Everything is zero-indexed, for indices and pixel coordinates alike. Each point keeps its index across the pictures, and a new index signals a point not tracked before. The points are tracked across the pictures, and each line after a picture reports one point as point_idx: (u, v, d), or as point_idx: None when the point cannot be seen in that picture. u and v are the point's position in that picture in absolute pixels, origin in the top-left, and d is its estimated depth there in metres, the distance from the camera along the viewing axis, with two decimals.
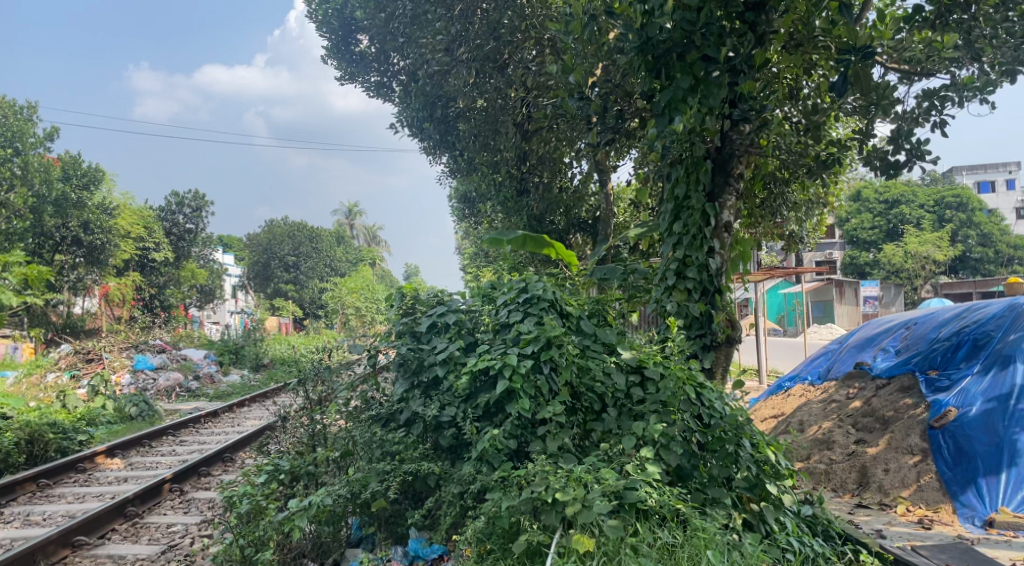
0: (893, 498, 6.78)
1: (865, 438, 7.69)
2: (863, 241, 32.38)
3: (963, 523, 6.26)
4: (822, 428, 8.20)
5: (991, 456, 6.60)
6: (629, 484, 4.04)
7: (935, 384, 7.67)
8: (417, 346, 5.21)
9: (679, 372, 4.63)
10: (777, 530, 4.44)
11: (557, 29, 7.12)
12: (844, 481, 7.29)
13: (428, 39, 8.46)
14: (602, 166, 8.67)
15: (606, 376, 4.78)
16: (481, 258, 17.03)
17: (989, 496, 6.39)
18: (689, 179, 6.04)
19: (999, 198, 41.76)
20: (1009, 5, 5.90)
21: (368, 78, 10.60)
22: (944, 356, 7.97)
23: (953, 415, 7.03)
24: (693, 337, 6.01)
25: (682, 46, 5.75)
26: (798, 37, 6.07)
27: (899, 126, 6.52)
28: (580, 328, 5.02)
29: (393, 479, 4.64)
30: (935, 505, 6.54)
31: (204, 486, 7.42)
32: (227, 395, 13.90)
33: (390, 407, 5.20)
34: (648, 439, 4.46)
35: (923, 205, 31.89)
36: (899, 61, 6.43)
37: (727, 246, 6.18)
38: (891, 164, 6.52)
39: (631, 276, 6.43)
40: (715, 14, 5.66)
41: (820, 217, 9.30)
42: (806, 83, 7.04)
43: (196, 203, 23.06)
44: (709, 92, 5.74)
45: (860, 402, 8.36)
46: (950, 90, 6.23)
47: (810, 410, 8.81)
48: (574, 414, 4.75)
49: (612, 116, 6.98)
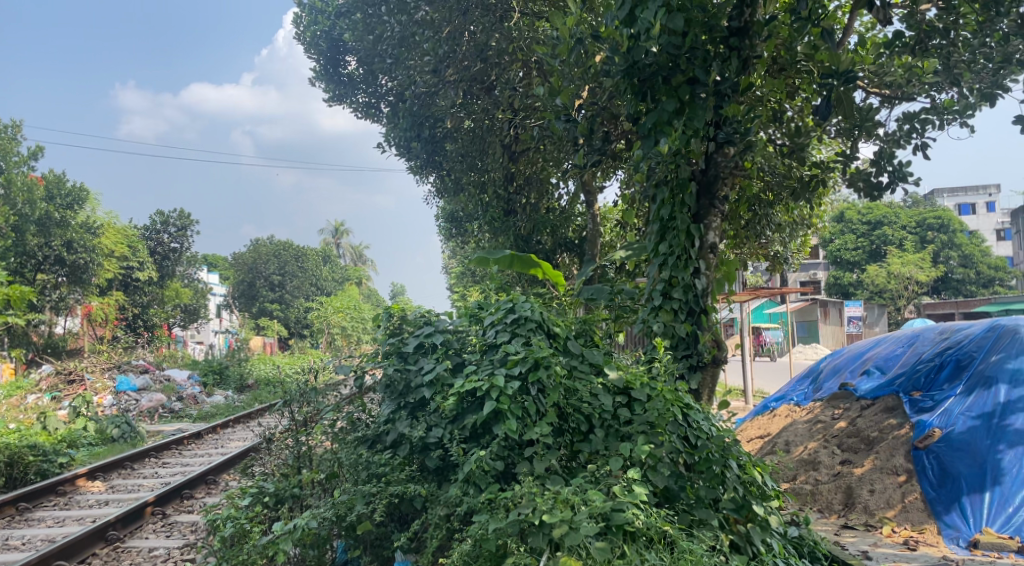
0: (879, 519, 6.79)
1: (851, 459, 7.71)
2: (846, 261, 32.75)
3: (948, 544, 6.25)
4: (807, 450, 8.22)
5: (974, 476, 6.65)
6: (616, 506, 4.01)
7: (919, 404, 7.74)
8: (404, 366, 5.17)
9: (667, 393, 4.67)
10: (764, 552, 4.46)
11: (544, 52, 7.19)
12: (830, 502, 7.28)
13: (416, 60, 8.51)
14: (589, 188, 8.76)
15: (593, 396, 4.79)
16: (468, 278, 17.07)
17: (973, 516, 6.40)
18: (674, 201, 6.11)
19: (980, 220, 42.58)
20: (987, 31, 5.97)
21: (357, 98, 10.57)
22: (928, 377, 8.06)
23: (938, 435, 7.13)
24: (679, 357, 6.03)
25: (667, 70, 5.86)
26: (781, 62, 6.34)
27: (881, 148, 6.62)
28: (568, 349, 5.05)
29: (379, 501, 4.59)
30: (920, 526, 6.57)
31: (187, 509, 7.32)
32: (211, 415, 13.75)
33: (376, 429, 5.15)
34: (636, 460, 4.47)
35: (905, 227, 32.49)
36: (880, 86, 6.54)
37: (713, 268, 6.23)
38: (874, 186, 6.62)
39: (619, 296, 6.49)
40: (700, 39, 5.80)
41: (804, 237, 9.48)
42: (789, 106, 7.17)
43: (182, 222, 23.01)
44: (694, 115, 5.83)
45: (845, 422, 8.41)
46: (931, 114, 6.37)
47: (795, 431, 8.83)
48: (561, 435, 4.78)
49: (598, 137, 7.04)
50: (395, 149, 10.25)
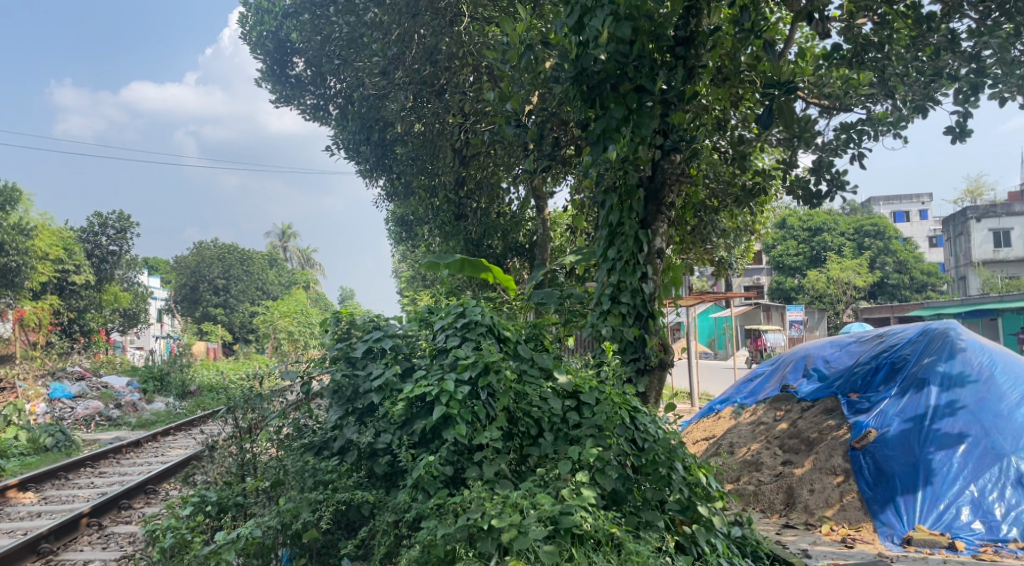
0: (818, 518, 6.97)
1: (792, 459, 7.91)
2: (788, 267, 33.68)
3: (882, 541, 6.45)
4: (750, 451, 8.41)
5: (907, 476, 6.90)
6: (565, 509, 4.03)
7: (856, 405, 8.01)
8: (352, 372, 5.11)
9: (616, 396, 4.73)
10: (708, 552, 4.55)
11: (494, 57, 7.20)
12: (772, 502, 7.44)
13: (364, 62, 8.43)
14: (539, 193, 8.82)
15: (543, 400, 4.82)
16: (418, 283, 16.99)
17: (907, 514, 6.63)
18: (622, 207, 6.21)
19: (912, 227, 44.36)
20: (918, 45, 6.27)
21: (304, 101, 10.43)
22: (864, 379, 8.34)
23: (873, 435, 7.39)
24: (628, 361, 6.10)
25: (615, 78, 5.95)
26: (725, 72, 6.30)
27: (820, 157, 6.84)
28: (518, 353, 5.07)
29: (325, 508, 4.52)
30: (857, 524, 6.77)
31: (125, 519, 7.11)
32: (151, 423, 13.36)
33: (323, 435, 5.08)
34: (584, 463, 4.50)
35: (844, 233, 33.56)
36: (819, 97, 6.74)
37: (659, 272, 6.34)
38: (813, 193, 6.82)
39: (569, 301, 6.55)
40: (647, 48, 5.89)
41: (747, 244, 9.73)
42: (733, 116, 7.36)
43: (121, 224, 22.35)
44: (641, 122, 5.89)
45: (786, 424, 8.63)
46: (867, 124, 6.60)
47: (739, 432, 9.02)
48: (510, 439, 4.79)
49: (547, 142, 7.09)
50: (344, 151, 10.14)
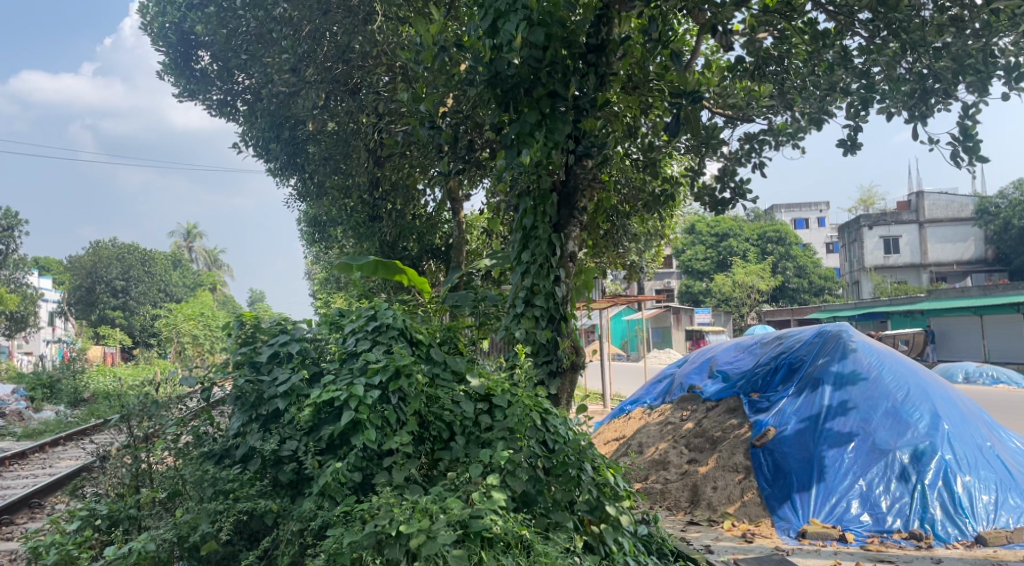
0: (721, 514, 7.21)
1: (697, 458, 8.17)
2: (697, 271, 34.90)
3: (780, 534, 6.73)
4: (658, 450, 8.64)
5: (803, 472, 7.24)
6: (475, 513, 4.02)
7: (757, 405, 8.36)
8: (256, 377, 4.95)
9: (527, 399, 4.77)
10: (615, 551, 4.63)
11: (407, 57, 7.14)
12: (677, 499, 7.66)
13: (273, 58, 8.21)
14: (454, 196, 8.81)
15: (455, 404, 4.81)
16: (330, 285, 16.68)
17: (802, 508, 6.94)
18: (536, 211, 6.28)
19: (811, 234, 46.66)
20: (815, 60, 6.53)
21: (210, 95, 10.05)
22: (764, 380, 8.73)
23: (772, 434, 7.73)
24: (540, 363, 6.15)
25: (529, 82, 6.02)
26: (635, 80, 6.64)
27: (725, 165, 7.10)
28: (430, 356, 5.05)
29: (225, 519, 4.36)
30: (757, 519, 7.04)
31: (6, 537, 6.66)
32: (39, 433, 12.60)
33: (224, 443, 4.91)
34: (495, 466, 4.51)
35: (748, 239, 34.98)
36: (724, 107, 7.19)
37: (571, 276, 6.42)
38: (718, 201, 7.07)
39: (482, 304, 6.56)
40: (560, 54, 5.94)
41: (657, 248, 10.02)
42: (644, 123, 7.53)
43: (8, 222, 21.01)
44: (554, 128, 6.01)
45: (692, 423, 8.89)
46: (767, 135, 6.91)
47: (647, 432, 9.25)
48: (421, 443, 4.75)
49: (462, 145, 7.08)
50: (252, 149, 9.83)
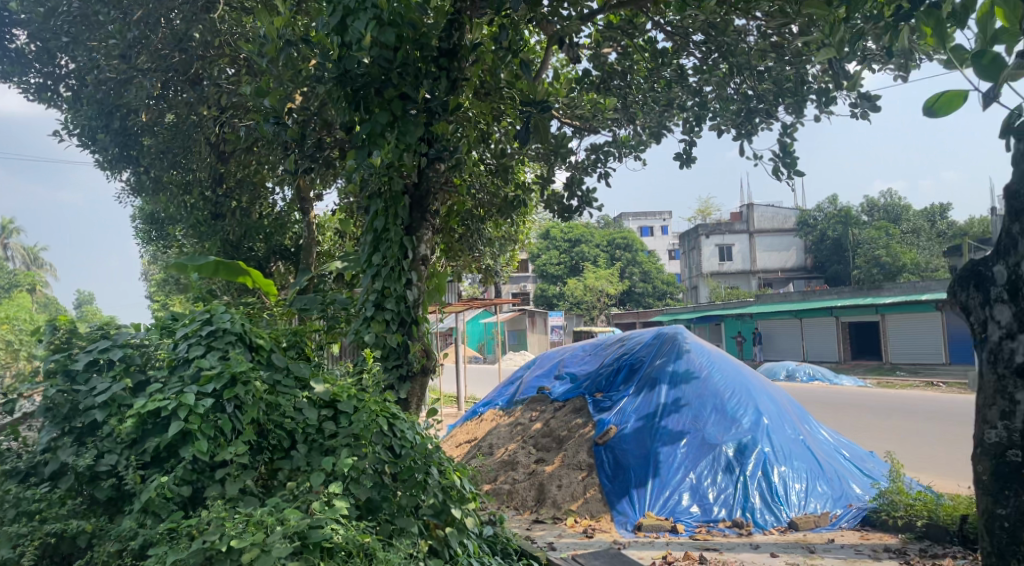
0: (564, 512, 7.41)
1: (544, 457, 8.37)
2: (551, 276, 36.10)
3: (617, 528, 7.01)
4: (507, 451, 8.77)
5: (640, 467, 7.62)
6: (313, 523, 3.88)
7: (601, 404, 8.73)
8: (72, 387, 4.55)
9: (373, 405, 4.68)
10: (459, 554, 4.64)
11: (250, 50, 6.83)
12: (524, 499, 7.78)
13: (100, 42, 7.61)
14: (302, 195, 8.53)
15: (297, 412, 4.63)
16: (169, 287, 15.72)
17: (639, 502, 7.28)
18: (387, 213, 6.19)
19: (656, 242, 49.25)
20: (654, 77, 6.88)
21: (27, 78, 9.17)
22: (608, 379, 9.17)
23: (614, 432, 8.10)
24: (389, 368, 6.05)
25: (379, 82, 5.89)
26: (487, 87, 6.81)
27: (573, 174, 7.32)
28: (271, 362, 4.84)
29: (30, 543, 3.97)
30: (597, 515, 7.30)
31: None
32: None
33: (31, 459, 4.45)
34: (338, 473, 4.38)
35: (599, 245, 36.36)
36: (572, 118, 7.36)
37: (423, 279, 6.37)
38: (566, 208, 7.28)
39: (329, 307, 6.39)
40: (411, 56, 5.89)
41: (511, 252, 10.22)
42: (498, 129, 7.61)
43: None
44: (406, 130, 5.94)
45: (541, 424, 9.09)
46: (612, 146, 7.22)
47: (498, 434, 9.37)
48: (259, 453, 4.53)
49: (310, 144, 6.86)
50: (76, 138, 9.02)
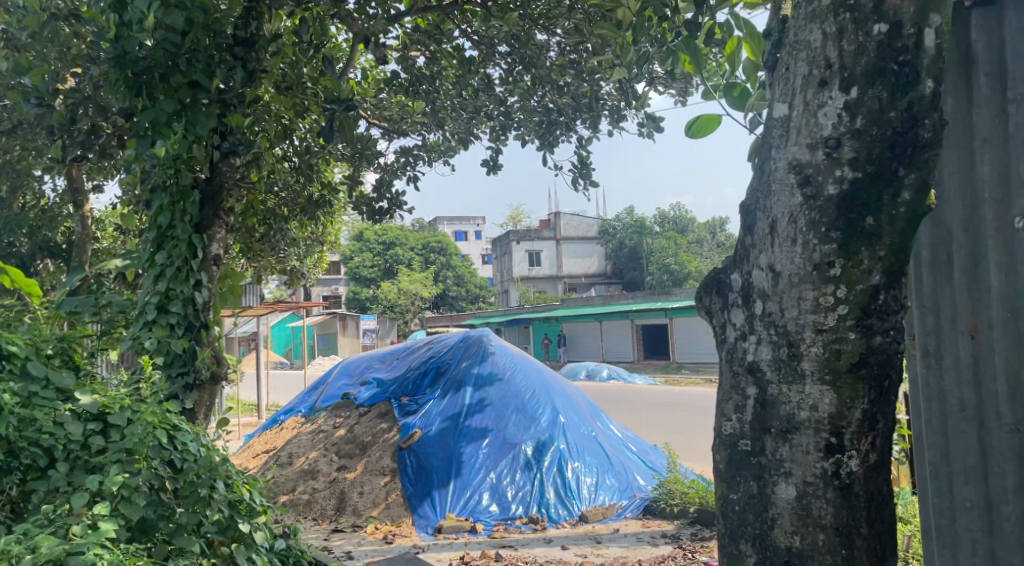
0: (364, 518, 7.27)
1: (346, 464, 8.18)
2: (365, 278, 35.21)
3: (418, 532, 6.99)
4: (308, 460, 8.48)
5: (442, 469, 7.69)
6: (72, 549, 3.34)
7: (406, 408, 8.71)
8: None
9: (150, 414, 4.16)
10: None
11: (9, 21, 6.04)
12: (324, 508, 7.56)
13: None
14: (77, 187, 7.72)
15: (57, 426, 4.09)
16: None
17: (440, 504, 7.32)
18: (174, 209, 5.69)
19: (470, 246, 49.98)
20: (462, 84, 6.89)
21: None
22: (414, 383, 9.20)
23: (418, 435, 8.10)
24: (173, 376, 5.58)
25: (164, 68, 5.38)
26: (288, 80, 6.45)
27: (382, 176, 7.22)
28: (26, 372, 4.32)
29: None
30: (398, 519, 7.24)
31: None
32: None
33: None
34: (105, 492, 3.85)
35: (414, 248, 36.04)
36: (380, 118, 7.32)
37: (215, 280, 5.98)
38: (376, 210, 7.19)
39: (105, 310, 5.81)
40: (201, 42, 5.47)
41: (318, 253, 10.00)
42: (304, 126, 7.34)
43: None
44: (195, 120, 5.50)
45: (344, 430, 8.89)
46: (421, 150, 7.27)
47: (299, 442, 9.03)
48: (6, 475, 4.00)
49: (81, 129, 6.17)
50: None
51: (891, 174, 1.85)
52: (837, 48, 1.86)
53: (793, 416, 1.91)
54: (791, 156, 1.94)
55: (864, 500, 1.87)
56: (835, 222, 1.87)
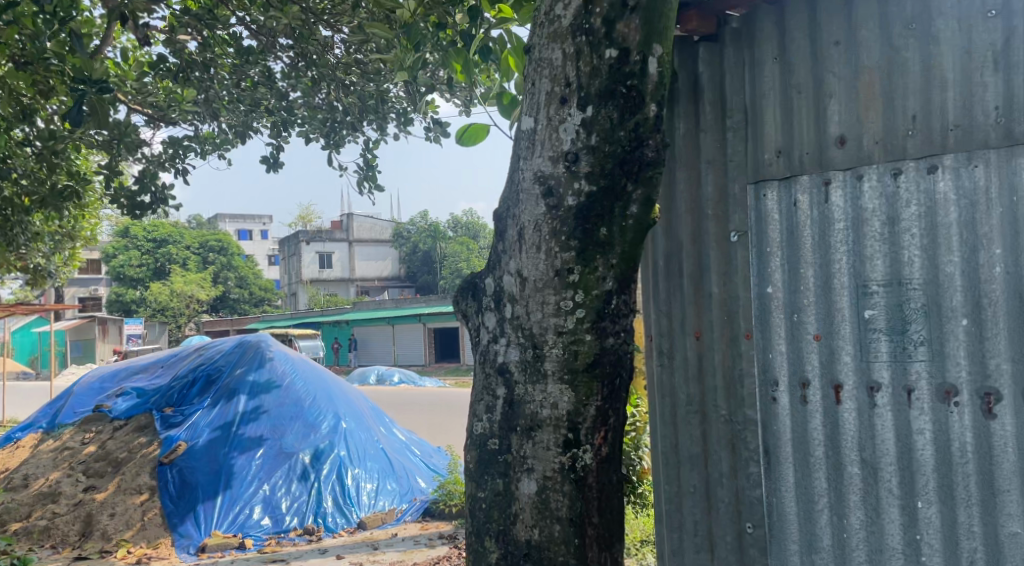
0: (115, 543, 6.57)
1: (95, 484, 7.38)
2: (128, 279, 32.18)
3: (178, 553, 6.46)
4: (48, 481, 7.53)
5: (209, 484, 7.20)
6: None
7: (170, 420, 8.00)
8: None
9: None
10: None
11: None
12: (65, 535, 6.74)
13: None
14: None
15: None
16: None
17: (204, 522, 6.84)
18: None
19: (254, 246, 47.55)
20: (239, 75, 6.55)
21: None
22: (180, 393, 8.48)
23: (182, 448, 7.50)
24: None
25: None
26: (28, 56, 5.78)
27: (147, 168, 6.63)
28: None
29: None
30: (155, 541, 6.63)
31: None
32: None
33: None
34: None
35: (188, 246, 33.49)
36: (143, 105, 6.73)
37: None
38: (137, 204, 6.49)
39: None
40: None
41: (68, 250, 8.99)
42: (51, 108, 6.57)
43: None
44: None
45: (95, 447, 8.01)
46: (192, 141, 6.77)
47: (38, 462, 8.00)
48: None
49: None
50: None
51: (620, 190, 1.99)
52: (574, 68, 1.99)
53: (535, 414, 2.00)
54: (535, 169, 2.02)
55: (595, 489, 1.99)
56: (573, 234, 1.97)
